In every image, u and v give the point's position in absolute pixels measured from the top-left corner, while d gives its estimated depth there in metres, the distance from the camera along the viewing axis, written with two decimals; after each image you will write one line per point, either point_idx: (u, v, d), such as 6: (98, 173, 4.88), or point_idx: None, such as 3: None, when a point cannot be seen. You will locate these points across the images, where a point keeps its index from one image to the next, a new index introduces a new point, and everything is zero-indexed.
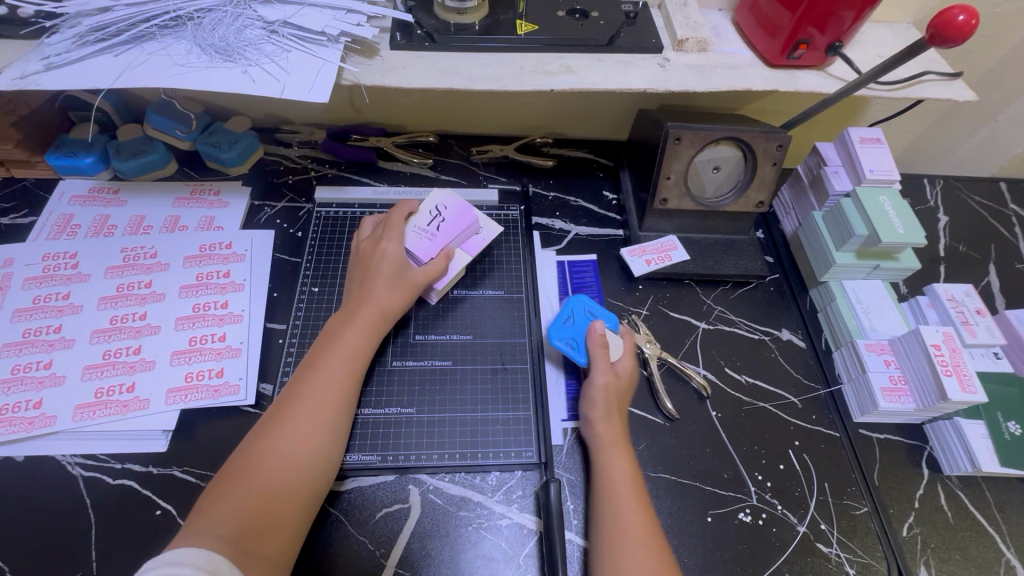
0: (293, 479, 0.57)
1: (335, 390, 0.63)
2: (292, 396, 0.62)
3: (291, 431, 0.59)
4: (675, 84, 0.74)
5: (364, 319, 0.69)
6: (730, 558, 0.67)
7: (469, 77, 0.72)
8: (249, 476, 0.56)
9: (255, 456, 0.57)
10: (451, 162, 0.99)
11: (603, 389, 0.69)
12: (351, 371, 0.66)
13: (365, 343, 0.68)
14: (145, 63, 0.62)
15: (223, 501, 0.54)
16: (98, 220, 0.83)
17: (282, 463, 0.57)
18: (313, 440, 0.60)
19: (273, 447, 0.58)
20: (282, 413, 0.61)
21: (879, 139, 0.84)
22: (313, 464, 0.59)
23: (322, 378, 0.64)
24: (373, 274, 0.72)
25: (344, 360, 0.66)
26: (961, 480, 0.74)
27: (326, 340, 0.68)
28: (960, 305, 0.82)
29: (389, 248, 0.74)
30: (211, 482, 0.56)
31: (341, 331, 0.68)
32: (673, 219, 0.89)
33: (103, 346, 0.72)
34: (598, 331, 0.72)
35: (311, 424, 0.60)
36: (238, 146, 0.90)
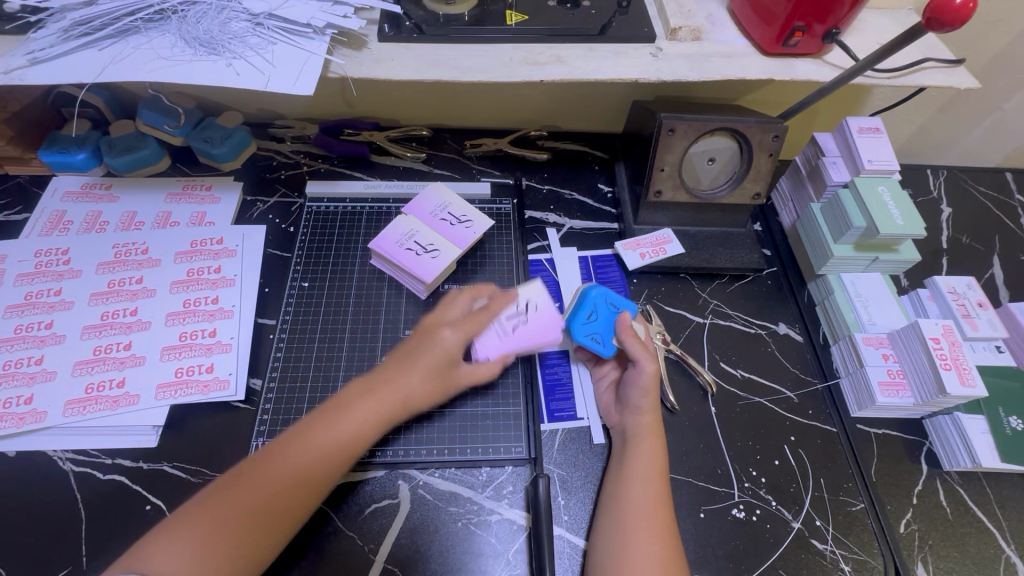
0: (242, 547, 0.55)
1: (316, 470, 0.58)
2: (273, 462, 0.58)
3: (256, 498, 0.56)
4: (668, 74, 0.73)
5: (381, 402, 0.61)
6: (723, 554, 0.66)
7: (457, 69, 0.71)
8: (204, 528, 0.54)
9: (216, 510, 0.55)
10: (445, 156, 0.99)
11: (653, 377, 0.68)
12: (342, 458, 0.59)
13: (369, 429, 0.61)
14: (129, 57, 0.62)
15: (174, 543, 0.53)
16: (91, 216, 0.83)
17: (237, 528, 0.55)
18: (279, 511, 0.56)
19: (235, 510, 0.55)
20: (257, 477, 0.57)
21: (878, 129, 0.83)
22: (270, 532, 0.56)
23: (311, 455, 0.58)
24: (417, 351, 0.65)
25: (339, 444, 0.59)
26: (961, 476, 0.73)
27: (333, 411, 0.61)
28: (961, 298, 0.80)
29: (449, 340, 0.65)
30: (175, 512, 0.56)
31: (352, 406, 0.61)
32: (668, 212, 0.88)
33: (94, 342, 0.72)
34: (626, 322, 0.71)
35: (281, 496, 0.57)
36: (231, 142, 0.90)
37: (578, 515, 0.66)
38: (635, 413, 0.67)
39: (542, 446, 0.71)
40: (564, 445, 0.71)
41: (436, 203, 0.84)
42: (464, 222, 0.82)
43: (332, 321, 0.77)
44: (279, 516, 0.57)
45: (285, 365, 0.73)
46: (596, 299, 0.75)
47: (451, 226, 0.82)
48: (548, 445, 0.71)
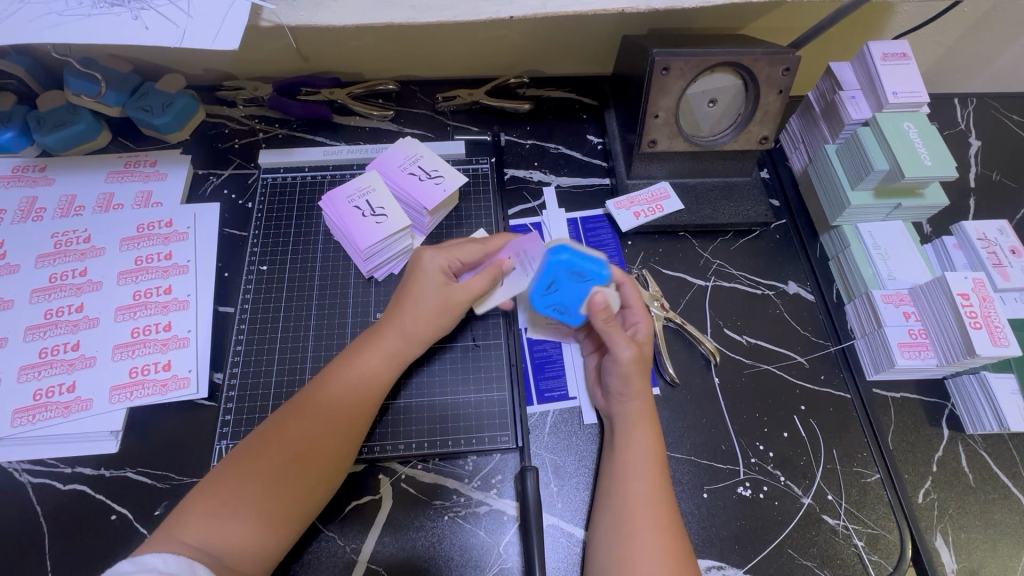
0: (281, 506, 0.52)
1: (342, 416, 0.57)
2: (297, 412, 0.56)
3: (291, 451, 0.53)
4: (659, 1, 0.62)
5: (387, 340, 0.61)
6: (729, 535, 0.62)
7: (412, 8, 0.60)
8: (245, 488, 0.51)
9: (249, 468, 0.52)
10: (416, 113, 0.88)
11: (631, 364, 0.60)
12: (361, 404, 0.58)
13: (383, 369, 0.60)
14: (17, 14, 0.52)
15: (209, 512, 0.49)
16: (25, 203, 0.75)
17: (276, 488, 0.52)
18: (313, 467, 0.54)
19: (271, 462, 0.53)
20: (284, 429, 0.55)
21: (905, 55, 0.72)
22: (305, 491, 0.53)
23: (335, 400, 0.57)
24: (413, 285, 0.63)
25: (357, 387, 0.58)
26: (985, 439, 0.67)
27: (342, 359, 0.60)
28: (992, 245, 0.72)
29: (436, 271, 0.63)
30: (203, 482, 0.52)
31: (360, 351, 0.60)
32: (665, 163, 0.78)
33: (39, 343, 0.66)
34: (599, 302, 0.60)
35: (313, 450, 0.54)
36: (174, 109, 0.80)
37: (574, 502, 0.62)
38: (624, 399, 0.61)
39: (531, 431, 0.66)
40: (555, 429, 0.66)
41: (404, 157, 0.75)
42: (433, 178, 0.72)
43: (296, 306, 0.71)
44: (312, 466, 0.54)
45: (247, 354, 0.67)
46: (563, 263, 0.63)
47: (419, 181, 0.72)
48: (537, 429, 0.66)
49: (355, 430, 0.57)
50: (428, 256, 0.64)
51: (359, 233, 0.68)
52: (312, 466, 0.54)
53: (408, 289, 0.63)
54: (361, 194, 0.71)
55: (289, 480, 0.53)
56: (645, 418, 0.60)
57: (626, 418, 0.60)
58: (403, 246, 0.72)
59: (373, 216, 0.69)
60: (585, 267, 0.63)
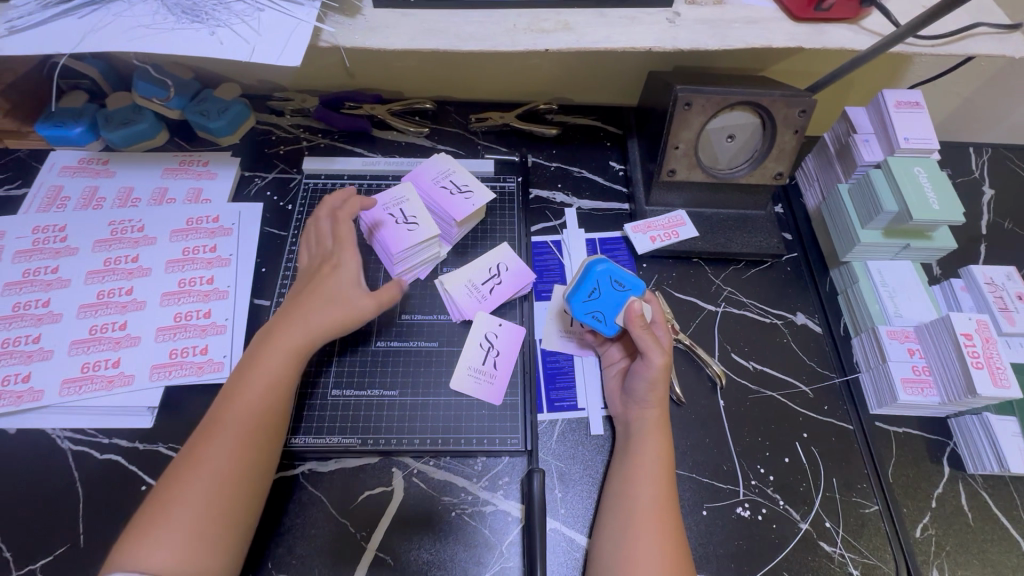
0: (212, 521, 0.53)
1: (250, 421, 0.58)
2: (207, 429, 0.57)
3: (209, 467, 0.54)
4: (684, 42, 0.67)
5: (287, 343, 0.62)
6: (726, 553, 0.63)
7: (457, 37, 0.66)
8: (171, 515, 0.52)
9: (170, 498, 0.53)
10: (449, 131, 0.94)
11: (662, 370, 0.64)
12: (270, 405, 0.59)
13: (284, 369, 0.61)
14: (110, 26, 0.59)
15: (137, 549, 0.50)
16: (88, 192, 0.82)
17: (201, 508, 0.53)
18: (233, 480, 0.55)
19: (192, 485, 0.54)
20: (196, 453, 0.56)
21: (918, 103, 0.75)
22: (233, 502, 0.54)
23: (241, 408, 0.58)
24: (315, 289, 0.66)
25: (263, 391, 0.59)
26: (986, 479, 0.68)
27: (242, 367, 0.61)
28: (999, 289, 0.74)
29: (344, 272, 0.67)
30: (133, 517, 0.53)
31: (258, 356, 0.61)
32: (682, 192, 0.82)
33: (90, 321, 0.72)
34: (636, 310, 0.64)
35: (228, 464, 0.55)
36: (228, 115, 0.86)
37: (576, 508, 0.65)
38: (644, 405, 0.64)
39: (540, 437, 0.69)
40: (563, 436, 0.69)
41: (438, 170, 0.80)
42: (463, 192, 0.77)
43: None
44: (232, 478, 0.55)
45: None
46: (602, 274, 0.69)
47: (449, 195, 0.77)
48: (546, 435, 0.69)
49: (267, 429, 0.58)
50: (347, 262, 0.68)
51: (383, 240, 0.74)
52: (231, 478, 0.55)
53: (310, 295, 0.65)
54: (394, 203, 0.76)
55: (215, 495, 0.54)
56: (661, 425, 0.64)
57: (643, 426, 0.64)
58: (429, 254, 0.77)
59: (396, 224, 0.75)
60: (624, 277, 0.69)
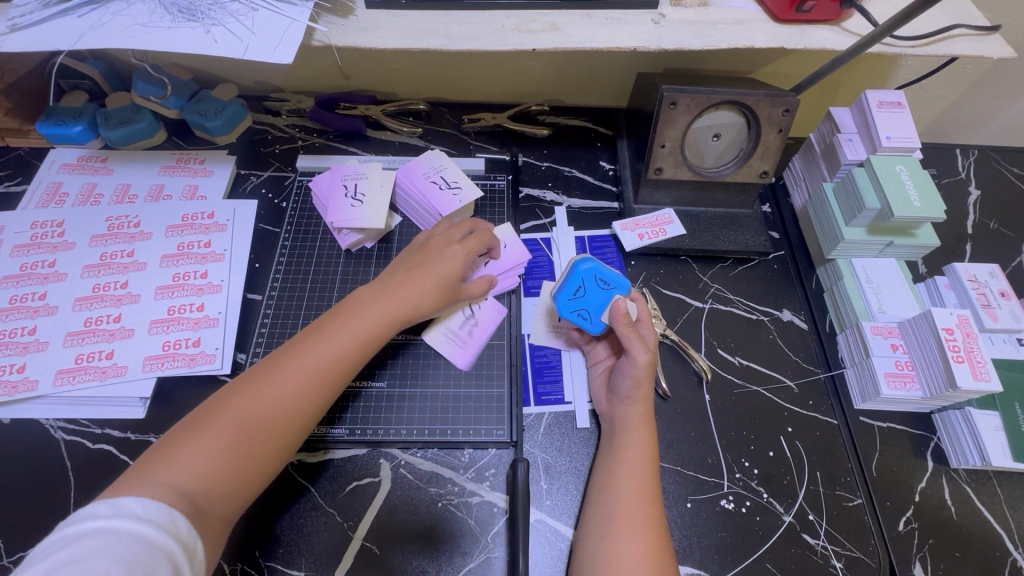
0: (259, 451, 0.53)
1: (328, 365, 0.58)
2: (275, 367, 0.57)
3: (274, 400, 0.54)
4: (669, 42, 0.68)
5: (391, 304, 0.63)
6: (710, 545, 0.64)
7: (446, 37, 0.68)
8: (217, 431, 0.52)
9: (226, 410, 0.53)
10: (442, 132, 0.95)
11: (646, 368, 0.64)
12: (348, 358, 0.59)
13: (382, 331, 0.62)
14: (108, 24, 0.60)
15: (181, 455, 0.50)
16: (86, 188, 0.83)
17: (259, 426, 0.53)
18: (292, 418, 0.55)
19: (252, 406, 0.54)
20: (263, 377, 0.56)
21: (900, 103, 0.77)
22: (284, 437, 0.54)
23: (322, 351, 0.58)
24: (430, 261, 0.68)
25: (349, 341, 0.60)
26: (969, 473, 0.69)
27: (336, 316, 0.62)
28: (982, 286, 0.75)
29: (454, 251, 0.69)
30: (175, 426, 0.53)
31: (353, 308, 0.62)
32: (670, 190, 0.84)
33: (86, 313, 0.73)
34: (621, 308, 0.66)
35: (296, 399, 0.55)
36: (225, 115, 0.88)
37: (562, 501, 0.65)
38: (628, 402, 0.65)
39: (526, 430, 0.70)
40: (549, 430, 0.70)
41: (430, 167, 0.81)
42: (452, 189, 0.79)
43: (320, 296, 0.77)
44: (292, 413, 0.55)
45: (269, 339, 0.73)
46: (588, 273, 0.70)
47: (438, 189, 0.79)
48: (532, 428, 0.70)
49: (338, 385, 0.59)
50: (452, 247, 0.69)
51: (330, 201, 0.79)
52: (288, 412, 0.55)
53: (430, 256, 0.68)
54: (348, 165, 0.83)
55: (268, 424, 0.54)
56: (644, 421, 0.64)
57: (627, 421, 0.64)
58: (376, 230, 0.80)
59: (345, 184, 0.80)
60: (609, 276, 0.70)
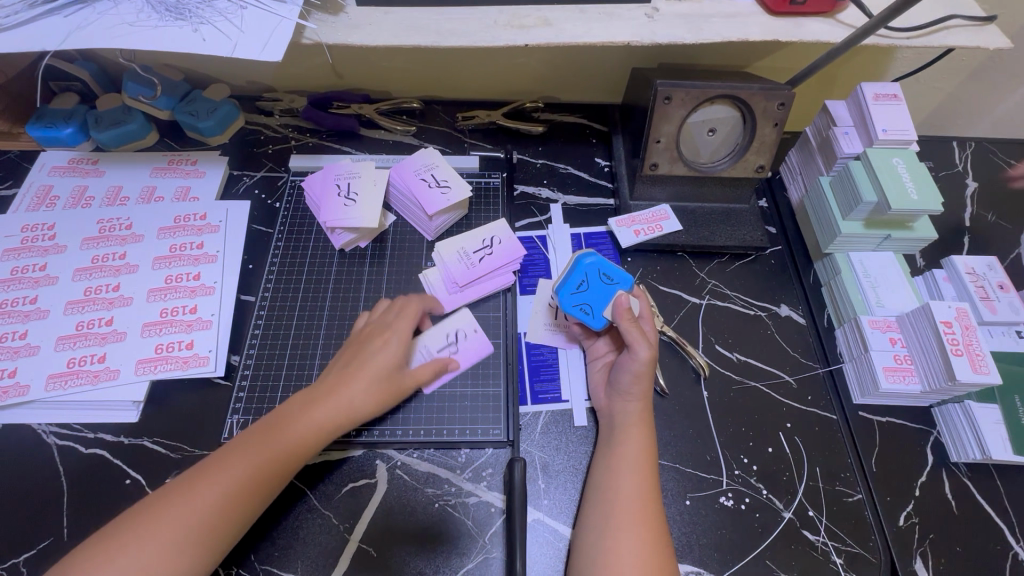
0: (178, 564, 0.51)
1: (254, 473, 0.55)
2: (204, 474, 0.55)
3: (195, 509, 0.53)
4: (662, 37, 0.68)
5: (323, 408, 0.59)
6: (709, 543, 0.63)
7: (438, 33, 0.67)
8: (138, 540, 0.51)
9: (153, 515, 0.53)
10: (436, 130, 0.95)
11: (647, 364, 0.64)
12: (273, 467, 0.56)
13: (313, 438, 0.58)
14: (95, 24, 0.60)
15: (106, 559, 0.50)
16: (77, 191, 0.83)
17: (180, 537, 0.52)
18: (211, 532, 0.53)
19: (173, 516, 0.52)
20: (191, 484, 0.54)
21: (896, 95, 0.76)
22: (203, 551, 0.53)
23: (246, 460, 0.56)
24: (369, 353, 0.62)
25: (274, 452, 0.56)
26: (969, 467, 0.69)
27: (271, 420, 0.59)
28: (980, 279, 0.75)
29: (393, 335, 0.63)
30: (110, 525, 0.53)
31: (288, 410, 0.59)
32: (665, 186, 0.83)
33: (77, 317, 0.72)
34: (624, 304, 0.65)
35: (215, 512, 0.53)
36: (217, 116, 0.87)
37: (560, 500, 0.65)
38: (626, 398, 0.65)
39: (523, 429, 0.69)
40: (547, 429, 0.69)
41: (421, 164, 0.81)
42: (440, 187, 0.78)
43: (313, 296, 0.76)
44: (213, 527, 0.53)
45: (263, 340, 0.72)
46: (591, 267, 0.69)
47: (427, 187, 0.78)
48: (529, 427, 0.69)
49: (287, 473, 0.57)
50: (394, 328, 0.64)
51: (321, 199, 0.78)
52: (206, 527, 0.53)
53: (369, 344, 0.63)
54: (341, 163, 0.83)
55: (188, 536, 0.52)
56: (643, 416, 0.64)
57: (626, 417, 0.64)
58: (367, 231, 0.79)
59: (337, 183, 0.80)
60: (613, 270, 0.69)
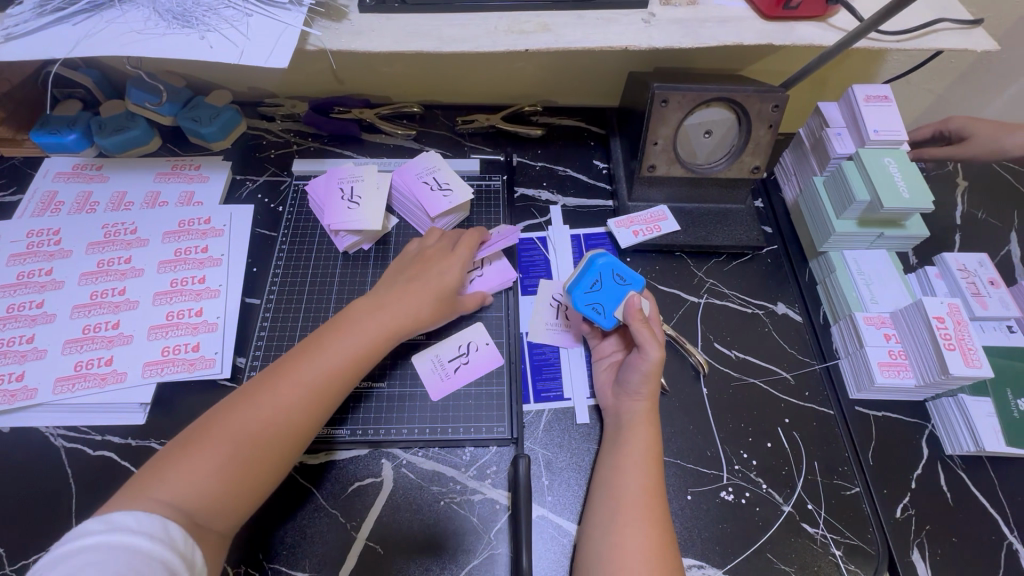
0: (258, 464, 0.53)
1: (326, 376, 0.58)
2: (273, 379, 0.57)
3: (275, 408, 0.55)
4: (660, 41, 0.69)
5: (387, 320, 0.64)
6: (711, 537, 0.65)
7: (439, 39, 0.68)
8: (216, 442, 0.52)
9: (228, 420, 0.54)
10: (436, 134, 0.96)
11: (656, 365, 0.65)
12: (346, 372, 0.60)
13: (378, 345, 0.63)
14: (103, 32, 0.61)
15: (180, 469, 0.50)
16: (81, 197, 0.83)
17: (260, 438, 0.54)
18: (292, 433, 0.55)
19: (251, 419, 0.54)
20: (261, 390, 0.56)
21: (886, 97, 0.78)
22: (284, 452, 0.55)
23: (316, 367, 0.59)
24: (429, 277, 0.69)
25: (346, 358, 0.60)
26: (963, 460, 0.70)
27: (335, 330, 0.62)
28: (972, 275, 0.76)
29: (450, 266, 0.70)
30: (174, 440, 0.53)
31: (348, 323, 0.63)
32: (663, 187, 0.85)
33: (84, 320, 0.73)
34: (636, 304, 0.66)
35: (293, 414, 0.56)
36: (219, 120, 0.88)
37: (563, 496, 0.66)
38: (634, 396, 0.66)
39: (526, 427, 0.70)
40: (549, 427, 0.70)
41: (423, 167, 0.82)
42: (443, 190, 0.79)
43: (317, 298, 0.77)
44: (292, 428, 0.55)
45: (268, 343, 0.73)
46: (603, 267, 0.71)
47: (430, 190, 0.79)
48: (532, 426, 0.70)
49: (349, 382, 0.60)
50: (451, 257, 0.71)
51: (326, 203, 0.79)
52: (286, 428, 0.55)
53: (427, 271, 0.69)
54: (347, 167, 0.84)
55: (265, 440, 0.54)
56: (650, 414, 0.65)
57: (633, 415, 0.65)
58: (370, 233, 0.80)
59: (342, 186, 0.81)
60: (625, 271, 0.71)
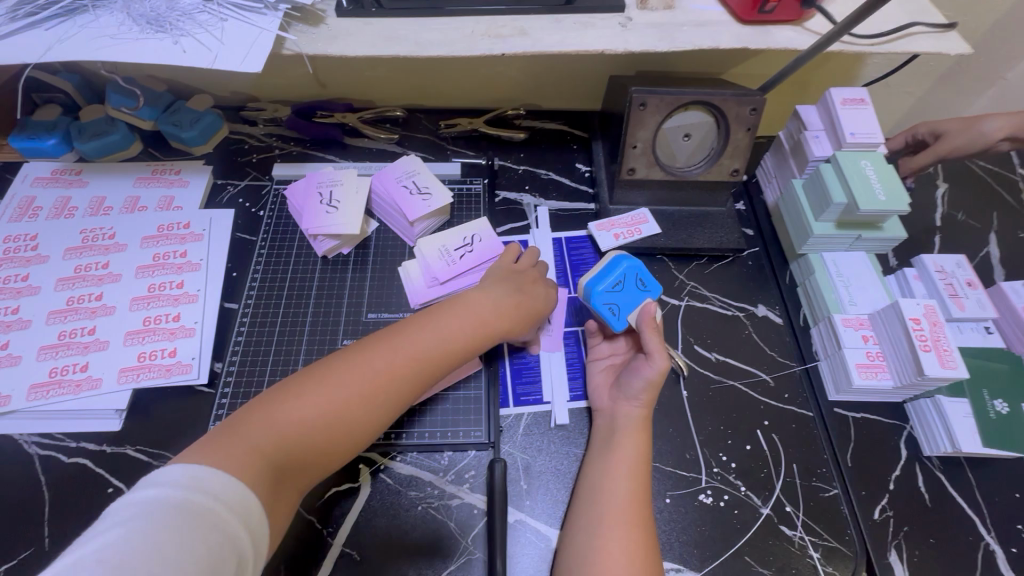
0: (330, 434, 0.54)
1: (410, 360, 0.59)
2: (359, 355, 0.59)
3: (357, 382, 0.56)
4: (636, 45, 0.69)
5: (472, 315, 0.65)
6: (689, 540, 0.64)
7: (416, 43, 0.68)
8: (296, 403, 0.53)
9: (312, 385, 0.55)
10: (419, 138, 0.96)
11: (661, 377, 0.65)
12: (430, 361, 0.61)
13: (464, 338, 0.63)
14: (75, 37, 0.61)
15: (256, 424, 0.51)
16: (60, 202, 0.83)
17: (341, 408, 0.54)
18: (367, 408, 0.56)
19: (335, 387, 0.55)
20: (345, 364, 0.57)
21: (862, 100, 0.79)
22: (355, 427, 0.55)
23: (402, 349, 0.60)
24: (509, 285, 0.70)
25: (429, 346, 0.61)
26: (942, 461, 0.70)
27: (419, 319, 0.64)
28: (949, 277, 0.77)
29: (540, 288, 0.71)
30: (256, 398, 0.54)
31: (432, 314, 0.64)
32: (644, 190, 0.85)
33: (60, 326, 0.72)
34: (650, 312, 0.67)
35: (373, 389, 0.56)
36: (200, 125, 0.88)
37: (541, 500, 0.65)
38: (630, 400, 0.65)
39: (504, 432, 0.70)
40: (528, 430, 0.70)
41: (402, 171, 0.82)
42: (422, 194, 0.79)
43: (296, 302, 0.77)
44: (370, 399, 0.56)
45: (245, 348, 0.73)
46: (626, 270, 0.71)
47: (408, 195, 0.79)
48: (511, 429, 0.70)
49: (431, 377, 0.61)
50: (531, 277, 0.72)
51: (305, 210, 0.79)
52: (363, 403, 0.56)
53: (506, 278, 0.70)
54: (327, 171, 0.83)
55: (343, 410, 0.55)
56: (644, 419, 0.65)
57: (626, 420, 0.65)
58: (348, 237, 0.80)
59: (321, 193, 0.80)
60: (647, 276, 0.71)
